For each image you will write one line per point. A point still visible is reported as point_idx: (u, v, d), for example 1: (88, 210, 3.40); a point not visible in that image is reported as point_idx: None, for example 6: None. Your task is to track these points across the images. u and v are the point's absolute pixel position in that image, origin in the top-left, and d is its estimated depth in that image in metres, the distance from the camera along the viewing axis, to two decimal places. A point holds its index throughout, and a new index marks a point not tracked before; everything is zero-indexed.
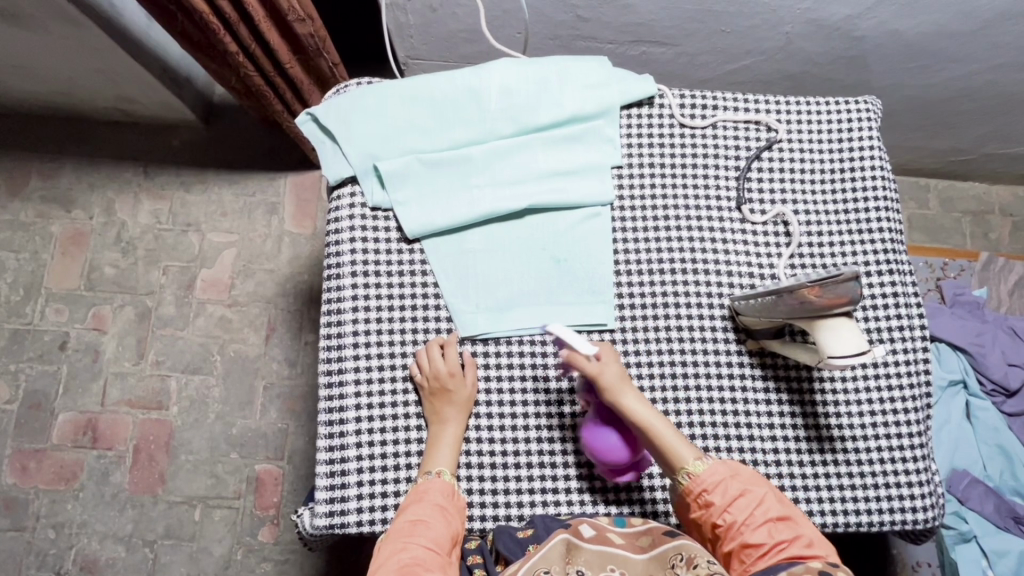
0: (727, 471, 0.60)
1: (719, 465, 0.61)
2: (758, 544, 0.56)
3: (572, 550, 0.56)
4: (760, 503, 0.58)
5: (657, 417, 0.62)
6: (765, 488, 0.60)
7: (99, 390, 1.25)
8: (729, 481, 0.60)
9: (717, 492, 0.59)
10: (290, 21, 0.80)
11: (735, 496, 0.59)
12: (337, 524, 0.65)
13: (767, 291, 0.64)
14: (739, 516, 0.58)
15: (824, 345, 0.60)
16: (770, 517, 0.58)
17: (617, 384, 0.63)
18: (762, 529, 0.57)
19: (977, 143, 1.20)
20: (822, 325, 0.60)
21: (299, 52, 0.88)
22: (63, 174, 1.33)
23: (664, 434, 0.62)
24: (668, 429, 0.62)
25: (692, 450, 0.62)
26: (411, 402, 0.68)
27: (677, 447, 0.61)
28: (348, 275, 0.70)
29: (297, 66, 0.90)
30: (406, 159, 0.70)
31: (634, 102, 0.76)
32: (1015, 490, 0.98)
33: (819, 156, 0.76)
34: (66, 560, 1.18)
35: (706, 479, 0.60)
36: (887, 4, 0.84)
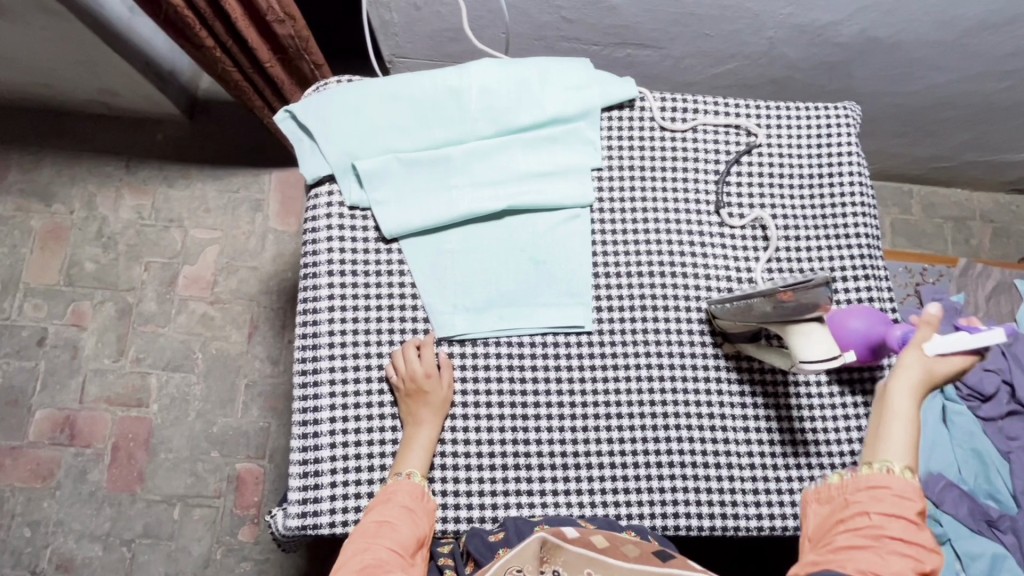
0: (917, 503, 0.53)
1: (915, 490, 0.53)
2: (878, 559, 0.51)
3: (550, 549, 0.55)
4: (917, 545, 0.51)
5: (912, 416, 0.56)
6: (934, 544, 0.52)
7: (78, 386, 1.23)
8: (907, 502, 0.53)
9: (878, 496, 0.53)
10: (269, 22, 0.79)
11: (901, 514, 0.53)
12: (309, 526, 0.65)
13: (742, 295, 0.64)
14: (887, 528, 0.52)
15: (798, 350, 0.60)
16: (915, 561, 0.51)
17: (914, 372, 0.56)
18: (897, 556, 0.51)
19: (959, 150, 1.21)
20: (796, 329, 0.60)
21: (280, 52, 0.88)
22: (43, 167, 1.32)
23: (896, 427, 0.56)
24: (906, 430, 0.55)
25: (909, 459, 0.55)
26: (387, 402, 0.68)
27: (898, 446, 0.55)
28: (325, 273, 0.70)
29: (278, 67, 0.89)
30: (384, 159, 0.70)
31: (615, 104, 0.76)
32: (990, 494, 0.98)
33: (797, 160, 0.77)
34: (41, 559, 1.16)
35: (889, 483, 0.54)
36: (868, 12, 0.85)
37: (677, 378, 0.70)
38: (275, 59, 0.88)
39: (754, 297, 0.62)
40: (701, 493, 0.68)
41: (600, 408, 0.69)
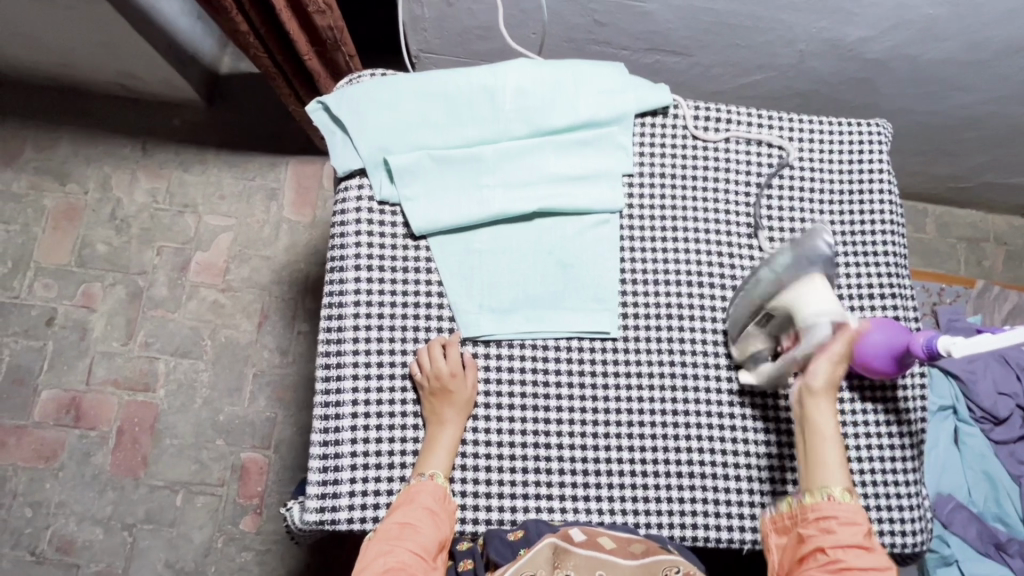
0: (866, 528, 0.56)
1: (861, 515, 0.56)
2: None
3: (560, 555, 0.56)
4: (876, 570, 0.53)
5: (836, 435, 0.60)
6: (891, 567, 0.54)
7: (85, 368, 1.23)
8: (857, 528, 0.55)
9: (834, 526, 0.55)
10: (310, 12, 0.80)
11: (855, 543, 0.54)
12: (328, 520, 0.65)
13: (743, 294, 0.68)
14: (848, 560, 0.54)
15: (810, 315, 0.61)
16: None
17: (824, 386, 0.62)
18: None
19: (978, 172, 1.21)
20: (807, 283, 0.62)
21: (318, 44, 0.88)
22: (59, 146, 1.31)
23: (828, 450, 0.60)
24: (835, 449, 0.60)
25: (844, 479, 0.58)
26: (409, 400, 0.67)
27: (833, 469, 0.59)
28: (352, 266, 0.69)
29: (315, 59, 0.90)
30: (417, 154, 0.70)
31: (648, 110, 0.76)
32: (998, 517, 0.99)
33: (829, 175, 0.76)
34: (41, 540, 1.16)
35: (836, 511, 0.56)
36: (901, 30, 0.85)
37: (698, 388, 0.70)
38: (312, 50, 0.88)
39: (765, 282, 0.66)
40: (720, 503, 0.68)
41: (624, 417, 0.69)
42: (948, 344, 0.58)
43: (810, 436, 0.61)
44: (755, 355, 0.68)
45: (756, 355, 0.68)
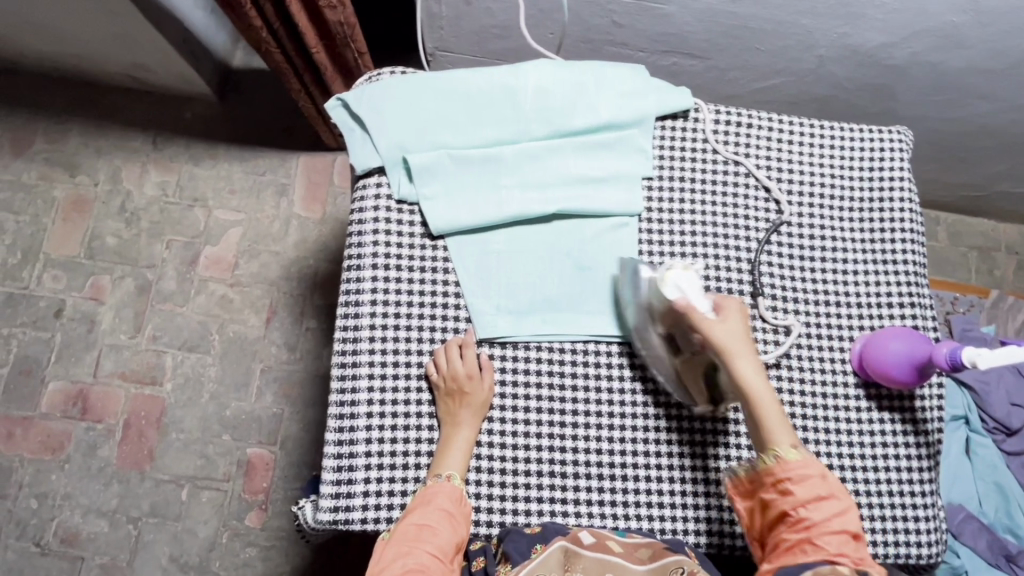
0: (824, 475, 0.58)
1: (816, 464, 0.58)
2: (821, 548, 0.54)
3: (570, 558, 0.57)
4: (840, 514, 0.56)
5: (768, 392, 0.61)
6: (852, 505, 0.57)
7: (92, 361, 1.22)
8: (814, 480, 0.57)
9: (797, 485, 0.57)
10: (321, 7, 0.79)
11: (815, 495, 0.56)
12: (341, 520, 0.64)
13: (647, 358, 0.67)
14: (814, 514, 0.56)
15: (692, 303, 0.64)
16: (845, 531, 0.55)
17: (739, 351, 0.62)
18: (831, 537, 0.55)
19: (992, 181, 1.21)
20: (664, 279, 0.65)
21: (327, 39, 0.88)
22: (70, 137, 1.31)
23: (768, 411, 0.60)
24: (772, 406, 0.61)
25: (787, 434, 0.59)
26: (424, 401, 0.67)
27: (778, 427, 0.60)
28: (369, 265, 0.69)
29: (323, 52, 0.89)
30: (436, 153, 0.69)
31: (669, 114, 0.75)
32: (1009, 528, 0.98)
33: (849, 181, 0.76)
34: (46, 532, 1.16)
35: (792, 468, 0.58)
36: (923, 37, 0.84)
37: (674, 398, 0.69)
38: (321, 45, 0.88)
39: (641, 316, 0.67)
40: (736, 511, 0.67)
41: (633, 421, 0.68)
42: (973, 355, 0.59)
43: (749, 406, 0.61)
44: (702, 390, 0.66)
45: (702, 387, 0.66)
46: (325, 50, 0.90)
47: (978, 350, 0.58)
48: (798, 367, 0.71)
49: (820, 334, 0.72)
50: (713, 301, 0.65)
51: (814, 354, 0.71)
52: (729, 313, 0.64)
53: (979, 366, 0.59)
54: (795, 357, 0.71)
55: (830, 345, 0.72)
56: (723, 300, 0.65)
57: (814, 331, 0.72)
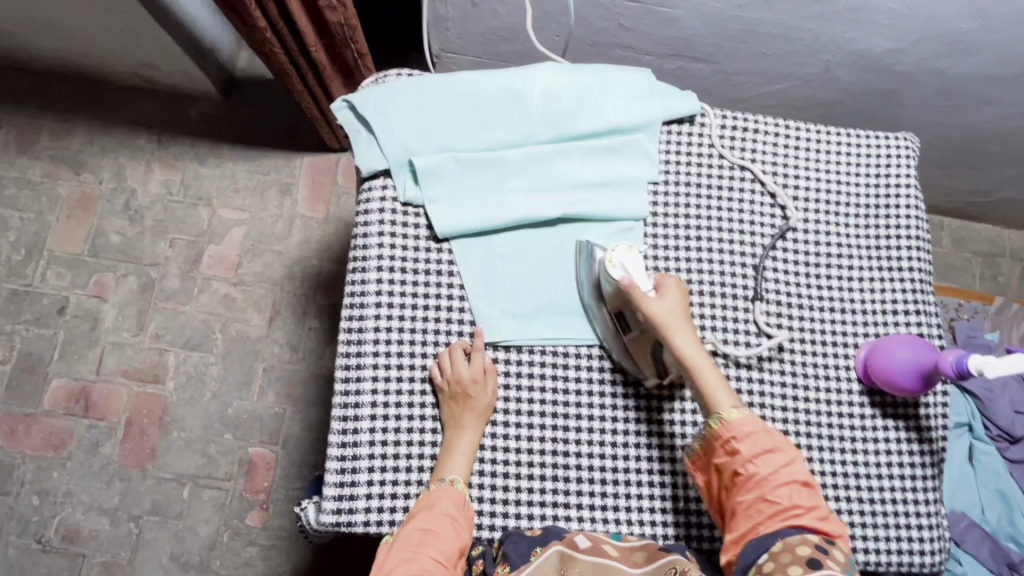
0: (766, 428, 0.60)
1: (757, 420, 0.60)
2: (776, 503, 0.56)
3: (566, 562, 0.57)
4: (787, 464, 0.58)
5: (708, 362, 0.62)
6: (797, 454, 0.59)
7: (95, 358, 1.23)
8: (759, 435, 0.59)
9: (745, 443, 0.58)
10: (321, 7, 0.80)
11: (762, 450, 0.58)
12: (344, 523, 0.64)
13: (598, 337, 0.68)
14: (762, 470, 0.57)
15: (635, 280, 0.65)
16: (794, 480, 0.57)
17: (678, 326, 0.63)
18: (782, 488, 0.56)
19: (998, 187, 1.20)
20: (611, 259, 0.66)
21: (326, 37, 0.88)
22: (75, 135, 1.31)
23: (709, 380, 0.61)
24: (713, 375, 0.62)
25: (729, 398, 0.61)
26: (428, 404, 0.67)
27: (719, 394, 0.61)
28: (375, 267, 0.69)
29: (322, 50, 0.89)
30: (443, 156, 0.69)
31: (675, 118, 0.75)
32: (1011, 536, 0.98)
33: (856, 188, 0.76)
34: (48, 529, 1.16)
35: (740, 427, 0.59)
36: (931, 42, 0.84)
37: (653, 402, 0.69)
38: (320, 43, 0.88)
39: (593, 294, 0.68)
40: None
41: (628, 424, 0.68)
42: (980, 363, 0.58)
43: (690, 377, 0.62)
44: (651, 363, 0.67)
45: (650, 361, 0.67)
46: (324, 48, 0.90)
47: (985, 358, 0.58)
48: (802, 373, 0.70)
49: (825, 341, 0.72)
50: (654, 279, 0.67)
51: (818, 360, 0.71)
52: (669, 290, 0.65)
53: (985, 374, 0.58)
54: (800, 363, 0.71)
55: (835, 352, 0.71)
56: (663, 279, 0.66)
57: (818, 337, 0.72)
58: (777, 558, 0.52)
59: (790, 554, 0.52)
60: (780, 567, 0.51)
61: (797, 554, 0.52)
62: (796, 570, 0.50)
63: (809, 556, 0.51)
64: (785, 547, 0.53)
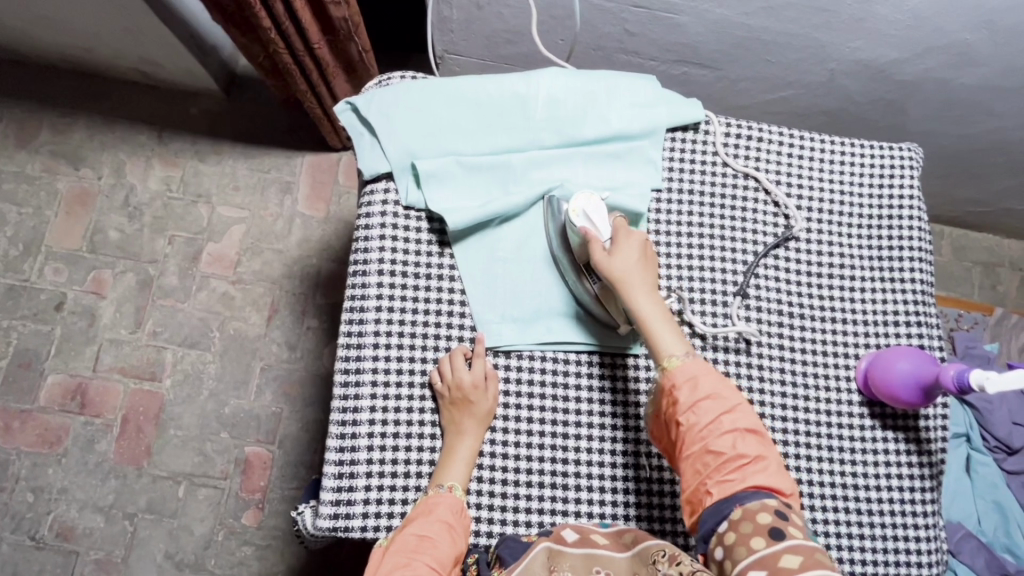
0: (708, 372, 0.59)
1: (701, 364, 0.59)
2: (719, 454, 0.55)
3: (555, 558, 0.57)
4: (728, 412, 0.57)
5: (657, 309, 0.62)
6: (739, 398, 0.58)
7: (92, 355, 1.22)
8: (698, 381, 0.58)
9: (684, 390, 0.58)
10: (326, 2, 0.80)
11: (701, 398, 0.57)
12: (341, 527, 0.64)
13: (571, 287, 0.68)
14: (701, 419, 0.57)
15: (596, 228, 0.65)
16: (737, 427, 0.56)
17: (630, 276, 0.63)
18: (723, 436, 0.56)
19: (999, 197, 1.20)
20: (573, 210, 0.66)
21: (330, 34, 0.89)
22: (75, 129, 1.30)
23: (657, 328, 0.61)
24: (662, 323, 0.61)
25: (675, 345, 0.61)
26: (427, 409, 0.66)
27: (666, 341, 0.61)
28: (375, 270, 0.68)
29: (326, 47, 0.90)
30: (445, 159, 0.69)
31: (679, 125, 0.75)
32: (1007, 547, 0.99)
33: (860, 197, 0.75)
34: (42, 526, 1.15)
35: (681, 374, 0.59)
36: (936, 54, 0.84)
37: None
38: (323, 40, 0.88)
39: (562, 243, 0.68)
40: None
41: (625, 432, 0.68)
42: (981, 379, 0.58)
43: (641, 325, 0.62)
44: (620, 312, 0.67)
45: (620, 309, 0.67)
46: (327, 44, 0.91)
47: (986, 374, 0.58)
48: (802, 382, 0.70)
49: (825, 351, 0.72)
50: (614, 225, 0.66)
51: (819, 370, 0.71)
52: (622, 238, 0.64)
53: (986, 391, 0.58)
54: (799, 373, 0.71)
55: (836, 362, 0.71)
56: (619, 227, 0.65)
57: (820, 347, 0.72)
58: (737, 528, 0.51)
59: (749, 524, 0.51)
60: (741, 538, 0.50)
61: (757, 523, 0.51)
62: (758, 541, 0.49)
63: (770, 524, 0.50)
64: (745, 516, 0.51)
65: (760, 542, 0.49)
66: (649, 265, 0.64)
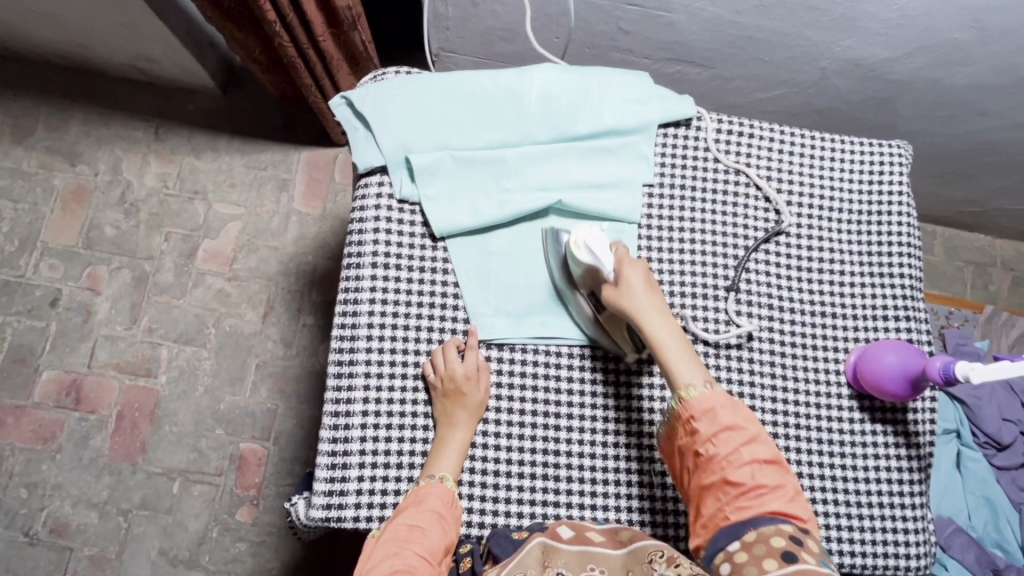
0: (726, 403, 0.59)
1: (720, 395, 0.59)
2: (738, 484, 0.55)
3: (549, 553, 0.57)
4: (748, 442, 0.57)
5: (673, 336, 0.62)
6: (759, 429, 0.59)
7: (87, 351, 1.22)
8: (721, 412, 0.58)
9: (703, 422, 0.58)
10: None
11: (722, 429, 0.57)
12: (333, 518, 0.64)
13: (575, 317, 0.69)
14: (721, 449, 0.57)
15: (600, 260, 0.65)
16: (756, 459, 0.56)
17: (643, 306, 0.63)
18: (742, 467, 0.56)
19: (990, 197, 1.22)
20: (575, 243, 0.66)
21: (333, 25, 0.89)
22: (71, 126, 1.30)
23: (674, 356, 0.61)
24: (678, 349, 0.62)
25: (694, 372, 0.61)
26: (420, 401, 0.67)
27: (684, 368, 0.61)
28: (369, 263, 0.69)
29: (330, 40, 0.91)
30: (439, 154, 0.69)
31: (671, 121, 0.76)
32: (996, 542, 0.99)
33: (849, 194, 0.76)
34: (36, 522, 1.15)
35: (701, 404, 0.58)
36: (926, 53, 0.85)
37: (644, 401, 0.69)
38: (327, 32, 0.89)
39: (562, 272, 0.69)
40: None
41: (617, 424, 0.69)
42: (967, 370, 0.59)
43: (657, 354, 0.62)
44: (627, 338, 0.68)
45: (627, 336, 0.68)
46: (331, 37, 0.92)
47: (971, 364, 0.59)
48: (791, 376, 0.71)
49: (815, 344, 0.72)
50: (615, 253, 0.66)
51: (808, 365, 0.72)
52: (631, 266, 0.65)
53: (972, 381, 0.59)
54: (789, 367, 0.71)
55: (825, 356, 0.72)
56: (626, 258, 0.65)
57: (809, 342, 0.72)
58: (750, 549, 0.51)
59: (763, 546, 0.51)
60: (753, 559, 0.50)
61: (771, 545, 0.51)
62: (771, 563, 0.49)
63: (784, 548, 0.50)
64: (758, 538, 0.52)
65: (771, 564, 0.49)
66: (659, 293, 0.65)
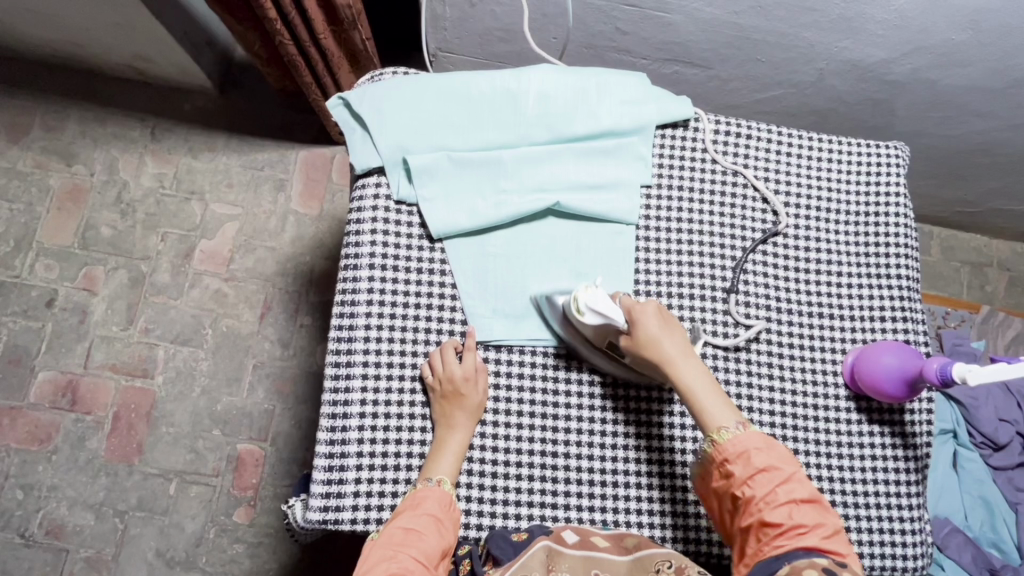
0: (760, 443, 0.58)
1: (754, 436, 0.58)
2: (774, 524, 0.54)
3: (553, 557, 0.57)
4: (784, 482, 0.56)
5: (701, 380, 0.61)
6: (796, 468, 0.57)
7: (84, 351, 1.22)
8: (756, 454, 0.57)
9: (738, 465, 0.57)
10: None
11: (757, 471, 0.56)
12: (331, 519, 0.64)
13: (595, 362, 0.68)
14: (757, 491, 0.56)
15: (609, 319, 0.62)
16: (793, 499, 0.55)
17: (670, 355, 0.62)
18: (780, 509, 0.54)
19: (986, 197, 1.22)
20: (579, 311, 0.62)
21: (334, 23, 0.88)
22: (67, 126, 1.30)
23: (704, 399, 0.60)
24: (708, 393, 0.61)
25: (726, 414, 0.60)
26: (418, 402, 0.67)
27: (716, 410, 0.60)
28: (367, 264, 0.69)
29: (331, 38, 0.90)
30: (437, 155, 0.69)
31: (669, 122, 0.76)
32: (993, 542, 1.00)
33: (846, 195, 0.76)
34: (31, 523, 1.15)
35: (734, 447, 0.58)
36: (922, 54, 0.85)
37: (640, 403, 0.69)
38: (329, 31, 0.89)
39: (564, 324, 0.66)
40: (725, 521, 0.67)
41: (614, 426, 0.69)
42: (963, 371, 0.59)
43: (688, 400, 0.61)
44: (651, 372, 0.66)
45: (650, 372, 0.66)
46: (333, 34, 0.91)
47: (969, 366, 0.58)
48: (789, 377, 0.71)
49: (812, 345, 0.72)
50: (623, 305, 0.64)
51: (806, 366, 0.72)
52: (648, 314, 0.63)
53: (968, 382, 0.59)
54: (787, 369, 0.71)
55: (823, 358, 0.72)
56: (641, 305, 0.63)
57: (807, 343, 0.72)
58: None
59: None
60: None
61: None
62: None
63: None
64: (792, 571, 0.50)
65: None
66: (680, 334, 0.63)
